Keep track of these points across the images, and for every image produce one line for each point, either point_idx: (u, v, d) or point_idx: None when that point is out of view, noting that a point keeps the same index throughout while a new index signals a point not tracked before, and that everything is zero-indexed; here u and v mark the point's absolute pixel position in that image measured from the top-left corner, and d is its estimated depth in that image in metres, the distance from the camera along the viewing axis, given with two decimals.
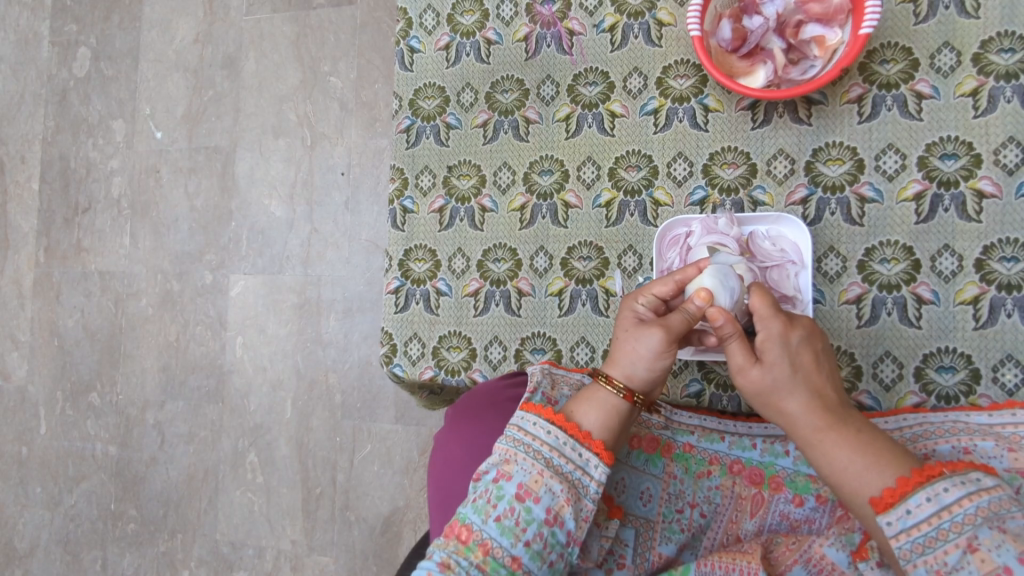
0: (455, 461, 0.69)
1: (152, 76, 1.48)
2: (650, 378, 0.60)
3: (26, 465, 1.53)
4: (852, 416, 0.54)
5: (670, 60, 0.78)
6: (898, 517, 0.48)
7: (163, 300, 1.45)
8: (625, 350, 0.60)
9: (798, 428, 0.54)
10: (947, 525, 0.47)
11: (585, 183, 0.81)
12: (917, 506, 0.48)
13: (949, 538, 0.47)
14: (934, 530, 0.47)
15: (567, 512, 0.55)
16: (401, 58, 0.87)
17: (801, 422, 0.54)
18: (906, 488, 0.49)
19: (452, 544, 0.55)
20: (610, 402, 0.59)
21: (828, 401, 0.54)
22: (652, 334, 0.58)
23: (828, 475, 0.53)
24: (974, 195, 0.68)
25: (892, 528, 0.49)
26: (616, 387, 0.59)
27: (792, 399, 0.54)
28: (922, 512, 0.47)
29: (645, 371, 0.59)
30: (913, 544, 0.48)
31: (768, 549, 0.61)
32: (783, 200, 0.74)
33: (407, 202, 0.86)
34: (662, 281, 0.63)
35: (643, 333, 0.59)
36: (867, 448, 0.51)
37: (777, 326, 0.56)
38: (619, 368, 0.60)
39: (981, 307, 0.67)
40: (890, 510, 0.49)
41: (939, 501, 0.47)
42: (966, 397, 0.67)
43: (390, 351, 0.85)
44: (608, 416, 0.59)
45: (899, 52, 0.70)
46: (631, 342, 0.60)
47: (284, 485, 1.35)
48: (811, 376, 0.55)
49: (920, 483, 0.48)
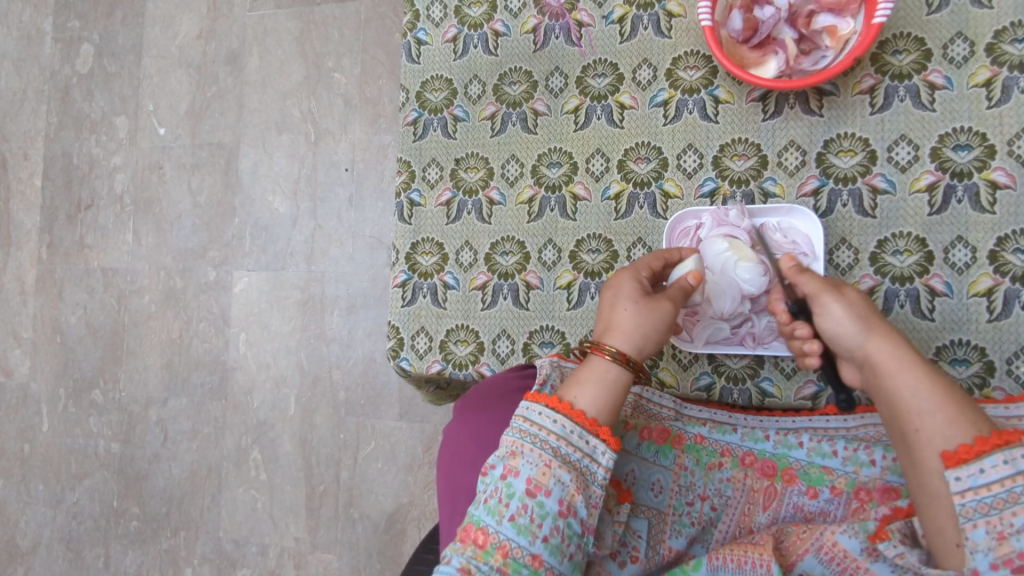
0: (464, 453, 0.69)
1: (155, 73, 1.47)
2: (653, 352, 0.63)
3: (27, 462, 1.52)
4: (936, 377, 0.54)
5: (680, 51, 0.77)
6: (969, 473, 0.47)
7: (166, 297, 1.45)
8: (636, 322, 0.61)
9: (883, 362, 0.55)
10: (1019, 489, 0.45)
11: (594, 175, 0.80)
12: (992, 466, 0.46)
13: (1020, 501, 0.45)
14: (1005, 491, 0.46)
15: (578, 501, 0.54)
16: (408, 50, 0.86)
17: (885, 359, 0.55)
18: (983, 447, 0.47)
19: (470, 549, 0.54)
20: (617, 375, 0.59)
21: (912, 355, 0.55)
22: (665, 305, 0.62)
23: (902, 409, 0.52)
24: (988, 186, 0.67)
25: (960, 484, 0.47)
26: (629, 362, 0.60)
27: (877, 337, 0.56)
28: (997, 473, 0.46)
29: (653, 343, 0.62)
30: (978, 504, 0.46)
31: (779, 539, 0.61)
32: (794, 191, 0.73)
33: (413, 195, 0.85)
34: (653, 258, 0.68)
35: (658, 304, 0.62)
36: (952, 400, 0.51)
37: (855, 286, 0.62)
38: (629, 340, 0.61)
39: (996, 299, 0.67)
40: (962, 466, 0.47)
41: (1015, 465, 0.46)
42: (979, 389, 0.67)
43: (396, 344, 0.84)
44: (611, 396, 0.59)
45: (912, 42, 0.70)
46: (643, 314, 0.61)
47: (287, 482, 1.35)
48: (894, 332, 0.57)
49: (998, 445, 0.47)
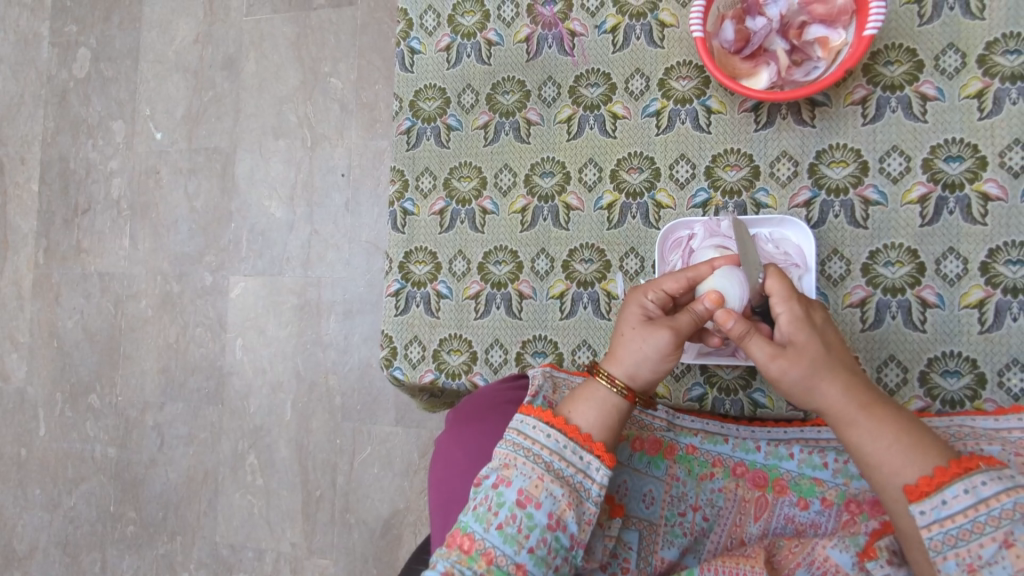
0: (456, 465, 0.69)
1: (152, 77, 1.47)
2: (652, 380, 0.60)
3: (25, 466, 1.52)
4: (886, 399, 0.54)
5: (673, 61, 0.77)
6: (932, 506, 0.48)
7: (162, 302, 1.45)
8: (630, 348, 0.59)
9: (838, 407, 0.53)
10: (983, 518, 0.47)
11: (587, 185, 0.80)
12: (954, 497, 0.48)
13: (985, 532, 0.47)
14: (970, 522, 0.47)
15: (569, 516, 0.54)
16: (401, 59, 0.86)
17: (839, 404, 0.53)
18: (943, 477, 0.48)
19: (455, 553, 0.54)
20: (608, 400, 0.59)
21: (860, 384, 0.54)
22: (660, 335, 0.58)
23: (862, 457, 0.52)
24: (979, 198, 0.67)
25: (926, 517, 0.49)
26: (618, 388, 0.58)
27: (829, 381, 0.53)
28: (959, 504, 0.47)
29: (649, 372, 0.59)
30: (946, 535, 0.48)
31: (771, 553, 0.60)
32: (786, 202, 0.74)
33: (407, 204, 0.85)
34: (673, 277, 0.62)
35: (652, 333, 0.58)
36: (905, 430, 0.51)
37: (801, 308, 0.56)
38: (622, 366, 0.60)
39: (987, 311, 0.67)
40: (925, 499, 0.49)
41: (976, 494, 0.47)
42: (971, 402, 0.67)
43: (390, 353, 0.84)
44: (606, 418, 0.58)
45: (904, 53, 0.70)
46: (637, 340, 0.59)
47: (283, 487, 1.35)
48: (841, 359, 0.55)
49: (957, 474, 0.48)
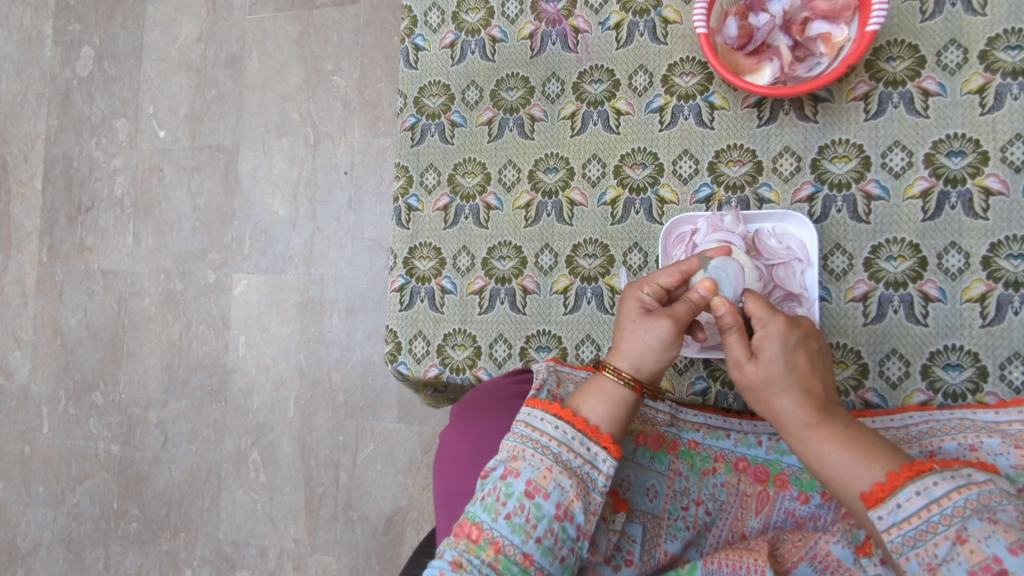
0: (462, 459, 0.69)
1: (154, 76, 1.48)
2: (657, 370, 0.60)
3: (28, 464, 1.53)
4: (842, 414, 0.55)
5: (676, 57, 0.78)
6: (888, 511, 0.49)
7: (165, 300, 1.45)
8: (633, 340, 0.60)
9: (793, 419, 0.55)
10: (936, 518, 0.47)
11: (590, 181, 0.81)
12: (907, 500, 0.48)
13: (939, 531, 0.46)
14: (923, 523, 0.47)
15: (576, 506, 0.55)
16: (405, 56, 0.87)
17: (794, 416, 0.55)
18: (895, 482, 0.49)
19: (463, 543, 0.55)
20: (618, 394, 0.59)
21: (818, 399, 0.55)
22: (660, 325, 0.58)
23: (818, 467, 0.53)
24: (981, 192, 0.68)
25: (884, 522, 0.49)
26: (625, 379, 0.59)
27: (785, 394, 0.55)
28: (912, 506, 0.48)
29: (653, 363, 0.60)
30: (904, 537, 0.48)
31: (774, 546, 0.61)
32: (789, 197, 0.74)
33: (411, 200, 0.86)
34: (666, 270, 0.63)
35: (651, 324, 0.59)
36: (858, 442, 0.52)
37: (777, 326, 0.56)
38: (626, 359, 0.60)
39: (989, 304, 0.67)
40: (880, 504, 0.49)
41: (928, 495, 0.47)
42: (973, 394, 0.67)
43: (394, 348, 0.84)
44: (614, 408, 0.59)
45: (905, 49, 0.70)
46: (638, 333, 0.60)
47: (286, 484, 1.35)
48: (803, 374, 0.56)
49: (910, 477, 0.48)
